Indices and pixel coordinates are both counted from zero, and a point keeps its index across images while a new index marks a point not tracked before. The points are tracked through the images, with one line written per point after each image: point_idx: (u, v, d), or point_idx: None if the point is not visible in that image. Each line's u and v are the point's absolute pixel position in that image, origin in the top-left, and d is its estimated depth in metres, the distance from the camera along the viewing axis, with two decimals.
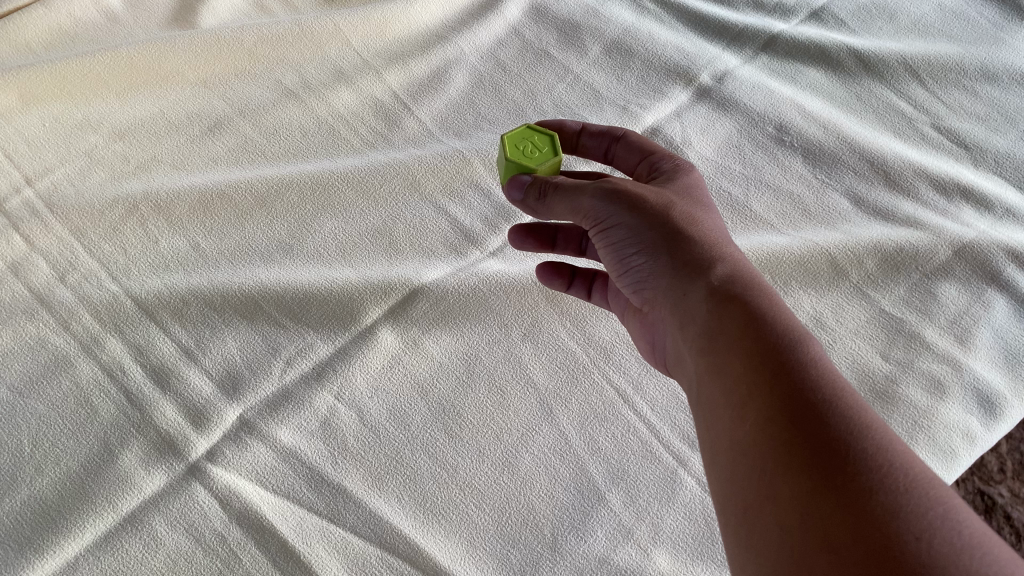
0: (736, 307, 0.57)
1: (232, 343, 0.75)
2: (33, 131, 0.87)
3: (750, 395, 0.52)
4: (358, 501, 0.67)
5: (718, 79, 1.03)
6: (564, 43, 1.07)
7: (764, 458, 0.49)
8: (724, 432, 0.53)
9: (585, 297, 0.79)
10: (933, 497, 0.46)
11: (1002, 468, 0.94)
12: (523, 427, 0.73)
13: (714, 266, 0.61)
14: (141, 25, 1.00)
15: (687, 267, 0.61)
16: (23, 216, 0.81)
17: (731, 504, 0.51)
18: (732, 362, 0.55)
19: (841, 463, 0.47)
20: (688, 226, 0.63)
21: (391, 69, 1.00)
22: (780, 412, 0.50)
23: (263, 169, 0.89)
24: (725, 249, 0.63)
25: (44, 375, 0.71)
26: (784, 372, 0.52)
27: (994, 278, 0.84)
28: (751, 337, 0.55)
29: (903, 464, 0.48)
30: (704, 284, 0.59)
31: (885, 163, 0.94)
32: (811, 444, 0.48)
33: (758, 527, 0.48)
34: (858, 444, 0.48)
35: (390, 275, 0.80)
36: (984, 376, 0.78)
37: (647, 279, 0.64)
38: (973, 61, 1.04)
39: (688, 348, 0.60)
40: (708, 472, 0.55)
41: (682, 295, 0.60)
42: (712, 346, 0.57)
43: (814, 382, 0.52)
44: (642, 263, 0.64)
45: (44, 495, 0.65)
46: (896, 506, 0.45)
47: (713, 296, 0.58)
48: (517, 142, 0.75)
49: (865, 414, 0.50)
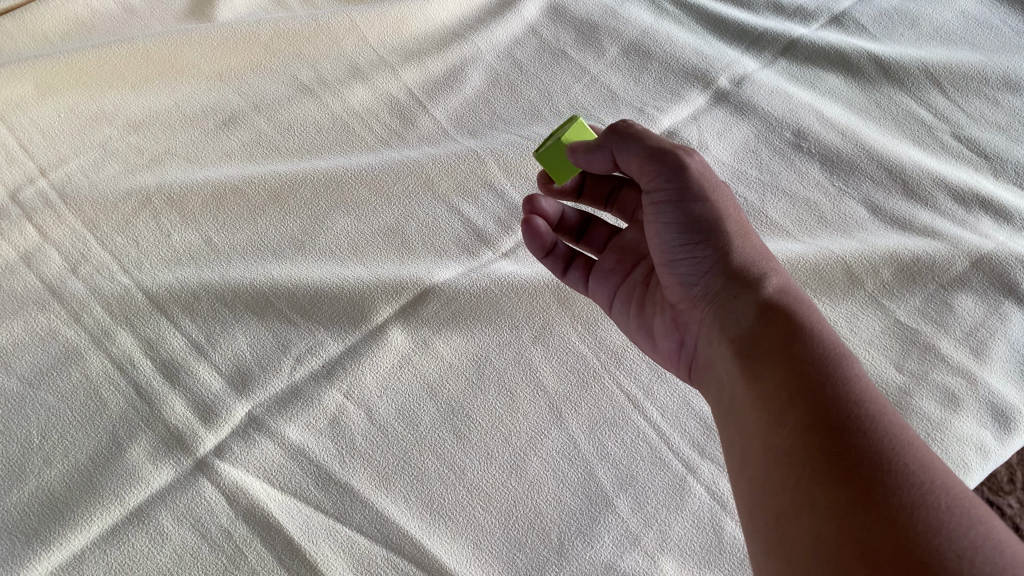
0: (785, 320, 0.59)
1: (243, 339, 0.75)
2: (48, 121, 0.87)
3: (792, 402, 0.54)
4: (364, 500, 0.67)
5: (736, 82, 1.02)
6: (582, 44, 1.06)
7: (800, 467, 0.50)
8: (757, 439, 0.55)
9: (557, 274, 0.80)
10: (974, 515, 0.47)
11: (1011, 478, 0.93)
12: (532, 430, 0.72)
13: (765, 281, 0.63)
14: (158, 16, 1.00)
15: (737, 275, 0.64)
16: (36, 206, 0.81)
17: (762, 511, 0.52)
18: (780, 364, 0.57)
19: (882, 476, 0.48)
20: (739, 238, 0.66)
21: (407, 66, 0.99)
22: (820, 422, 0.52)
23: (276, 164, 0.88)
24: (773, 267, 0.65)
25: (55, 367, 0.71)
26: (828, 384, 0.54)
27: (1012, 291, 0.83)
28: (798, 348, 0.57)
29: (943, 482, 0.48)
30: (754, 293, 0.62)
31: (903, 172, 0.93)
32: (851, 455, 0.50)
33: (791, 536, 0.49)
34: (900, 460, 0.49)
35: (401, 274, 0.80)
36: (999, 390, 0.76)
37: (693, 275, 0.66)
38: (995, 71, 1.02)
39: (725, 350, 0.61)
40: (737, 478, 0.56)
41: (732, 298, 0.63)
42: (754, 350, 0.59)
43: (857, 396, 0.53)
44: (693, 257, 0.66)
45: (52, 486, 0.65)
46: (936, 523, 0.46)
47: (761, 304, 0.61)
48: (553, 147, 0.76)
49: (906, 432, 0.51)
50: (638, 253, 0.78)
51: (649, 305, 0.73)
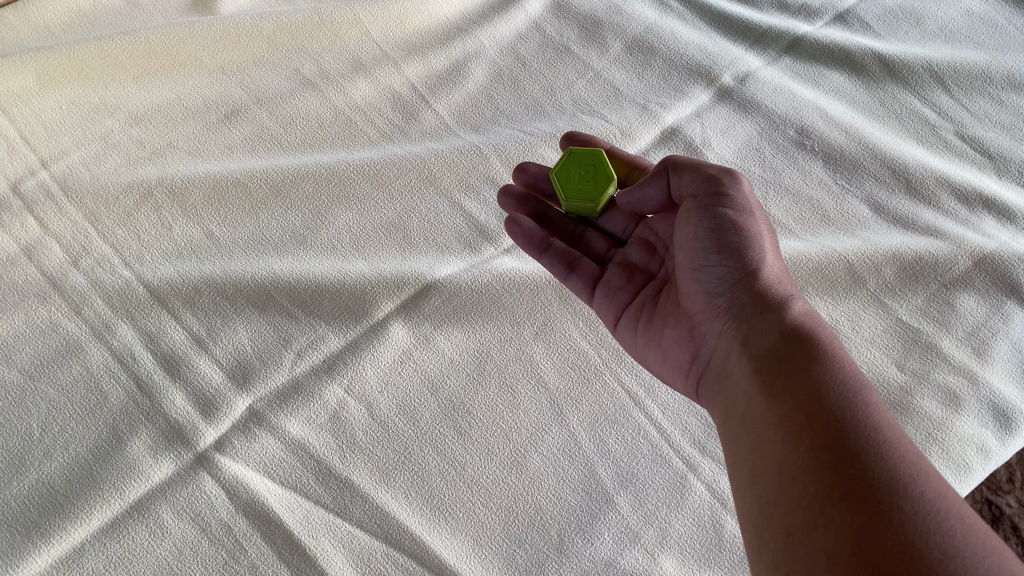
0: (812, 342, 0.60)
1: (244, 333, 0.74)
2: (50, 114, 0.87)
3: (810, 420, 0.54)
4: (365, 496, 0.67)
5: (740, 79, 1.01)
6: (585, 39, 1.06)
7: (815, 485, 0.51)
8: (769, 456, 0.55)
9: (558, 277, 0.77)
10: (989, 546, 0.47)
11: (1010, 478, 0.93)
12: (533, 427, 0.72)
13: (792, 304, 0.64)
14: (160, 8, 0.99)
15: (763, 293, 0.64)
16: (37, 198, 0.80)
17: (771, 527, 0.52)
18: (806, 382, 0.57)
19: (900, 500, 0.48)
20: (766, 258, 0.67)
21: (409, 61, 0.99)
22: (838, 442, 0.52)
23: (277, 158, 0.88)
24: (797, 293, 0.66)
25: (55, 359, 0.71)
26: (849, 408, 0.55)
27: (1016, 290, 0.83)
28: (825, 371, 0.58)
29: (959, 511, 0.49)
30: (781, 311, 0.63)
31: (906, 171, 0.92)
32: (868, 478, 0.50)
33: (801, 554, 0.48)
34: (916, 486, 0.49)
35: (402, 269, 0.80)
36: (1001, 390, 0.76)
37: (720, 286, 0.66)
38: (999, 70, 1.02)
39: (746, 366, 0.61)
40: (744, 496, 0.56)
41: (760, 315, 0.63)
42: (779, 368, 0.59)
43: (877, 422, 0.54)
44: (722, 267, 0.66)
45: (52, 479, 0.65)
46: (953, 550, 0.46)
47: (789, 324, 0.62)
48: (578, 171, 0.80)
49: (923, 460, 0.52)
50: (648, 272, 0.75)
51: (659, 317, 0.71)
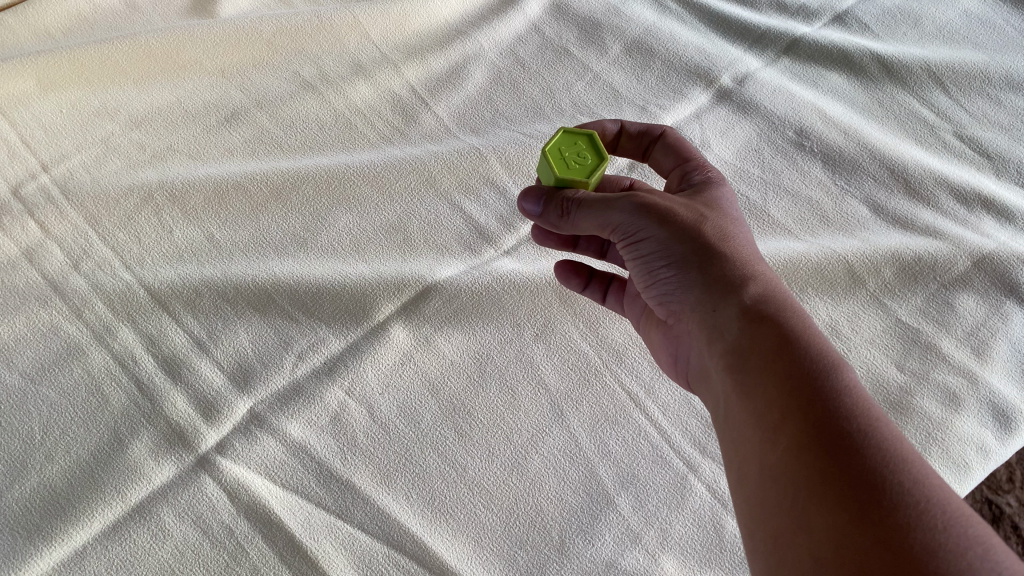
0: (769, 331, 0.58)
1: (244, 335, 0.75)
2: (50, 117, 0.87)
3: (785, 419, 0.54)
4: (367, 497, 0.67)
5: (739, 81, 1.02)
6: (584, 41, 1.06)
7: (797, 486, 0.51)
8: (752, 458, 0.55)
9: (598, 300, 0.79)
10: (970, 535, 0.47)
11: (1011, 478, 0.93)
12: (533, 428, 0.72)
13: (748, 285, 0.62)
14: (160, 12, 1.00)
15: (721, 280, 0.62)
16: (38, 202, 0.81)
17: (763, 529, 0.52)
18: (772, 380, 0.56)
19: (877, 496, 0.48)
20: (716, 241, 0.63)
21: (409, 63, 0.99)
22: (814, 440, 0.52)
23: (277, 161, 0.88)
24: (757, 267, 0.64)
25: (56, 362, 0.71)
26: (819, 400, 0.53)
27: (1014, 291, 0.83)
28: (785, 365, 0.56)
29: (939, 499, 0.48)
30: (736, 304, 0.61)
31: (905, 171, 0.93)
32: (845, 475, 0.49)
33: (790, 557, 0.49)
34: (895, 478, 0.49)
35: (402, 271, 0.80)
36: (1001, 389, 0.76)
37: (673, 292, 0.65)
38: (997, 70, 1.02)
39: (718, 366, 0.61)
40: (738, 497, 0.56)
41: (715, 311, 0.61)
42: (744, 365, 0.58)
43: (849, 411, 0.53)
44: (670, 280, 0.64)
45: (53, 483, 0.65)
46: (934, 544, 0.46)
47: (750, 313, 0.59)
48: (573, 147, 0.73)
49: (899, 446, 0.51)
50: None
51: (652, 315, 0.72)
